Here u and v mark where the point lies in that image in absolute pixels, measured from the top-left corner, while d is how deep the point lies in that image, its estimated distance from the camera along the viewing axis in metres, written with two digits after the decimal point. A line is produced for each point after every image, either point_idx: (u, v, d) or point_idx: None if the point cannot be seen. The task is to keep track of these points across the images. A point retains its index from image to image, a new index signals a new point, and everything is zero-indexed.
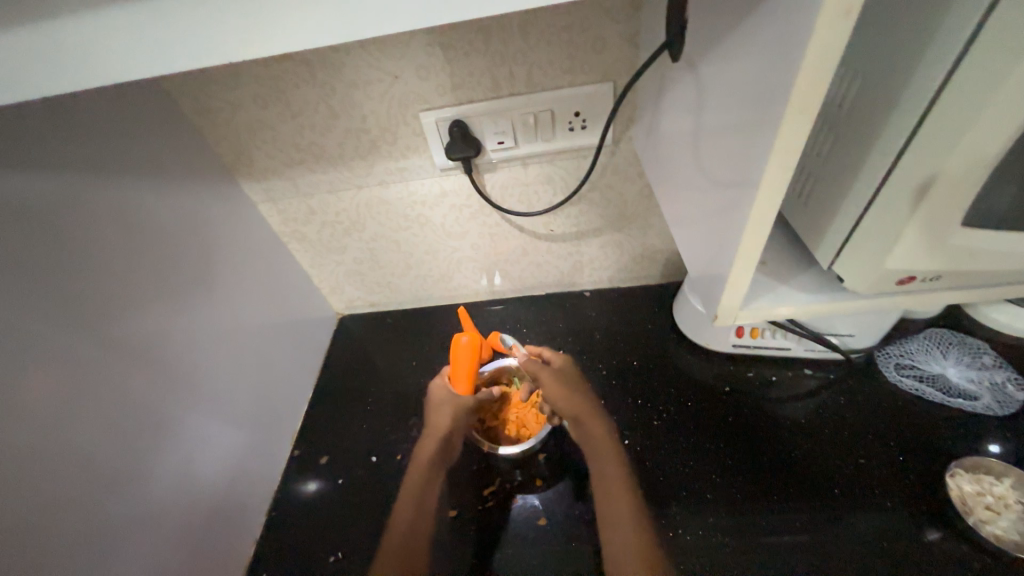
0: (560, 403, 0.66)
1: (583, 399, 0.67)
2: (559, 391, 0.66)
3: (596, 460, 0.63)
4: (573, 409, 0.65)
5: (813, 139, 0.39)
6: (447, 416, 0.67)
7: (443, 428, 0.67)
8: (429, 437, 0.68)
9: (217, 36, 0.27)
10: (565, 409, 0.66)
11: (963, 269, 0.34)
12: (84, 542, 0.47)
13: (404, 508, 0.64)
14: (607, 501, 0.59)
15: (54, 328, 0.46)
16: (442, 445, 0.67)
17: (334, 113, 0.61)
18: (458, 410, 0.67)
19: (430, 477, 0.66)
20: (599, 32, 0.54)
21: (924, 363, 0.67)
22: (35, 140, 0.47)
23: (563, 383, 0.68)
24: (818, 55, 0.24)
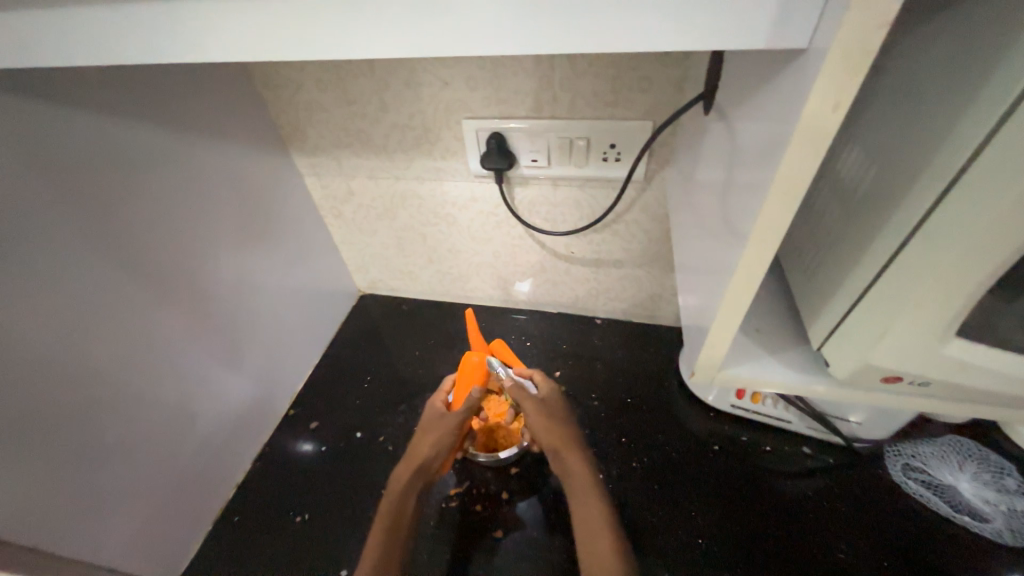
0: (540, 434, 0.62)
1: (563, 428, 0.63)
2: (540, 420, 0.63)
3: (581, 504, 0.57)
4: (551, 440, 0.62)
5: (829, 216, 0.38)
6: (431, 442, 0.63)
7: (422, 453, 0.63)
8: (405, 463, 0.64)
9: (268, 34, 0.31)
10: (543, 439, 0.62)
11: (959, 381, 0.32)
12: (89, 448, 0.52)
13: (372, 539, 0.57)
14: (591, 547, 0.53)
15: (105, 255, 0.52)
16: (417, 471, 0.62)
17: (383, 107, 0.65)
18: (444, 434, 0.64)
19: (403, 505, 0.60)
20: (646, 72, 0.55)
21: (936, 470, 0.62)
22: (123, 90, 0.53)
23: (546, 411, 0.64)
24: (807, 141, 0.24)
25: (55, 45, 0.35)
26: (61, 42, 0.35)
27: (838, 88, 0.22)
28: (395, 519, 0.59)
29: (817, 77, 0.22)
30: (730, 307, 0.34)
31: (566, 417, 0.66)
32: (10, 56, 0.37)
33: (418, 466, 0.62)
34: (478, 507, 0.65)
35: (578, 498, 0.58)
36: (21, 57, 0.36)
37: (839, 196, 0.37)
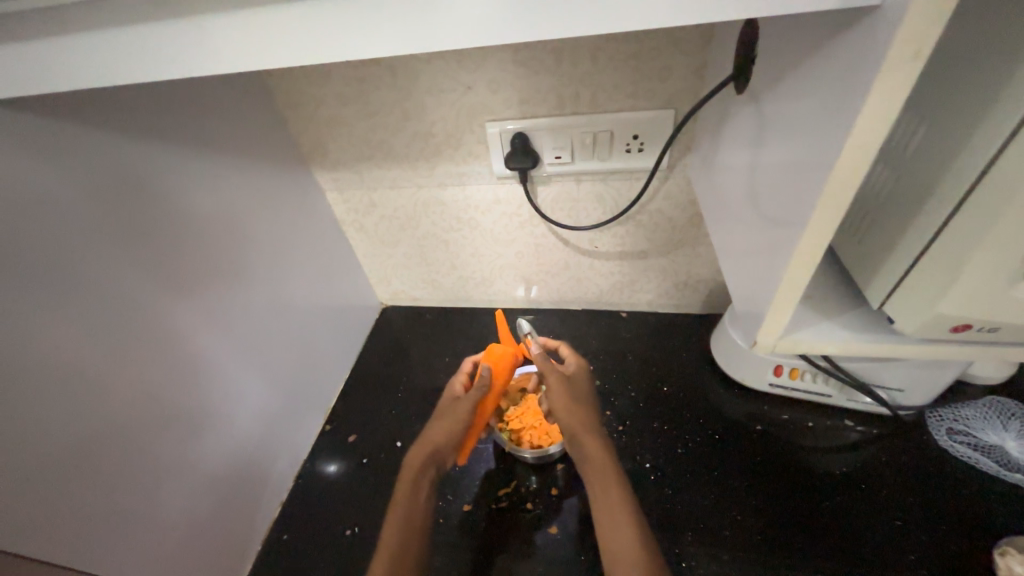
0: (559, 410, 0.60)
1: (584, 411, 0.60)
2: (561, 396, 0.61)
3: (596, 481, 0.55)
4: (571, 420, 0.59)
5: (875, 181, 0.40)
6: (442, 430, 0.61)
7: (432, 441, 0.60)
8: (415, 450, 0.61)
9: (333, 38, 0.32)
10: (563, 419, 0.60)
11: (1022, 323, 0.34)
12: (135, 470, 0.52)
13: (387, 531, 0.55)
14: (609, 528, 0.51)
15: (145, 276, 0.53)
16: (429, 459, 0.60)
17: (406, 116, 0.66)
18: (456, 420, 0.61)
19: (416, 495, 0.58)
20: (666, 61, 0.56)
21: (980, 432, 0.62)
22: (155, 115, 0.54)
23: (568, 389, 0.62)
24: (882, 90, 0.26)
25: (101, 65, 0.36)
26: (111, 64, 0.36)
27: (916, 37, 0.24)
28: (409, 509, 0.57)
29: (895, 28, 0.24)
30: (794, 269, 0.35)
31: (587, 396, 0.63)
32: (51, 81, 0.37)
33: (430, 454, 0.60)
34: (528, 505, 0.65)
35: (595, 478, 0.55)
36: (66, 80, 0.37)
37: (885, 160, 0.38)
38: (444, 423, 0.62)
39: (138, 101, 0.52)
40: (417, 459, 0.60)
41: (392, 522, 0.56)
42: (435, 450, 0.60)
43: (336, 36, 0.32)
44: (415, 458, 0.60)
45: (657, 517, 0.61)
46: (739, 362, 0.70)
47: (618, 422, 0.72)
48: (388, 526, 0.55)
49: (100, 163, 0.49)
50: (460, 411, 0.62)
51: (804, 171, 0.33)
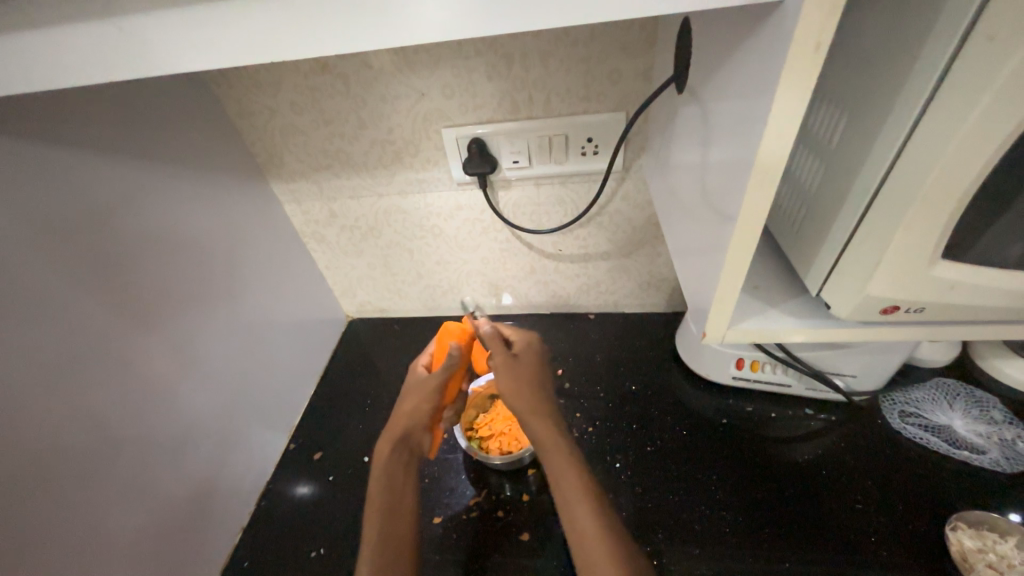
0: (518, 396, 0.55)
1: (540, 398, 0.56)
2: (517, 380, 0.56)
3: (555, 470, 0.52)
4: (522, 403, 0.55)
5: (811, 174, 0.42)
6: (410, 406, 0.60)
7: (400, 421, 0.60)
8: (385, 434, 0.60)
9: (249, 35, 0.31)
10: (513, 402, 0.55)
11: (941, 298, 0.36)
12: (79, 501, 0.48)
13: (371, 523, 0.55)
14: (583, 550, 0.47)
15: (89, 294, 0.50)
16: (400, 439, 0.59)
17: (362, 124, 0.66)
18: (423, 397, 0.60)
19: (393, 481, 0.58)
20: (615, 65, 0.58)
21: (930, 413, 0.65)
22: (93, 124, 0.52)
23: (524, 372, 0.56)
24: (793, 77, 0.27)
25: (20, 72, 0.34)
26: (33, 73, 0.34)
27: (818, 28, 0.25)
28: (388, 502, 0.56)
29: (798, 23, 0.26)
30: (734, 255, 0.36)
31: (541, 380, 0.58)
32: None
33: (399, 437, 0.59)
34: (500, 513, 0.64)
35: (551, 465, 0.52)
36: None
37: (819, 153, 0.41)
38: (411, 403, 0.60)
39: (74, 110, 0.50)
40: (387, 442, 0.59)
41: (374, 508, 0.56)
42: (404, 431, 0.59)
43: (261, 30, 0.31)
44: (386, 443, 0.59)
45: (629, 516, 0.61)
46: (702, 358, 0.71)
47: (588, 422, 0.72)
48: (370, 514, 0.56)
49: (34, 175, 0.46)
50: (426, 386, 0.60)
51: (738, 161, 0.35)
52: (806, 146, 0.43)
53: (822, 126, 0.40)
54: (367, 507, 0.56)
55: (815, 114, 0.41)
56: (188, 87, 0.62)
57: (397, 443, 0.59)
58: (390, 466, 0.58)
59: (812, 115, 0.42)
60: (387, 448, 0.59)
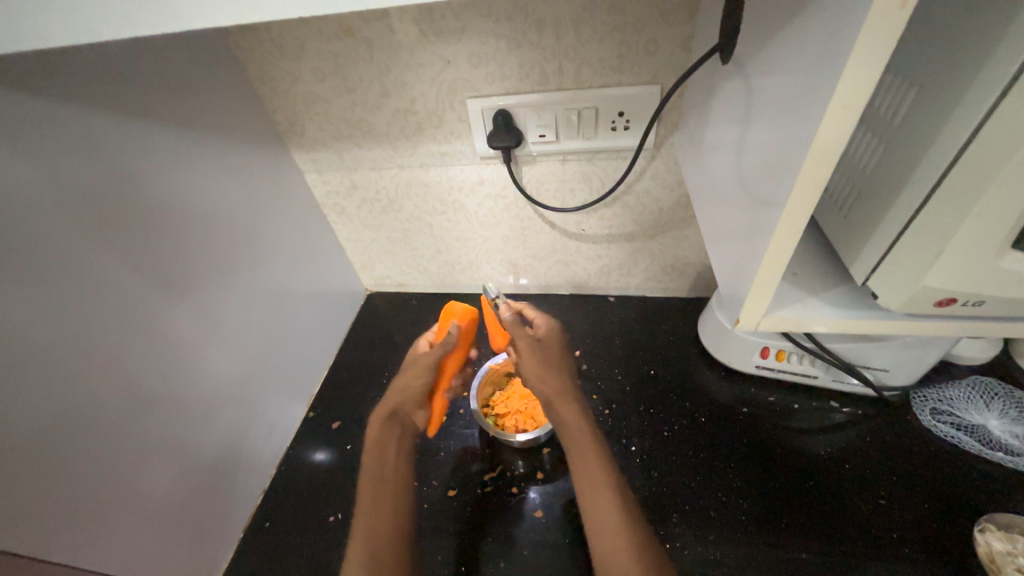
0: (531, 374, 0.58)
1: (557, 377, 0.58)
2: (531, 359, 0.58)
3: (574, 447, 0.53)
4: (547, 387, 0.57)
5: (868, 156, 0.39)
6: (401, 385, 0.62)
7: (391, 399, 0.62)
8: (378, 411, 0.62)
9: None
10: (539, 389, 0.57)
11: (999, 292, 0.34)
12: (110, 455, 0.51)
13: (360, 496, 0.56)
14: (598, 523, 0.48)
15: (116, 259, 0.51)
16: (390, 417, 0.61)
17: (385, 93, 0.64)
18: (413, 375, 0.61)
19: (382, 455, 0.59)
20: (653, 33, 0.54)
21: (964, 412, 0.63)
22: (118, 86, 0.51)
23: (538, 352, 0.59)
24: (865, 45, 0.25)
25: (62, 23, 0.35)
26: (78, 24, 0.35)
27: None
28: (376, 475, 0.58)
29: None
30: (777, 241, 0.34)
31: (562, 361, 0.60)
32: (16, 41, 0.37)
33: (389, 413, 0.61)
34: (514, 489, 0.64)
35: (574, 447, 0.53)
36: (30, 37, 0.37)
37: (881, 133, 0.37)
38: (403, 381, 0.62)
39: (98, 71, 0.49)
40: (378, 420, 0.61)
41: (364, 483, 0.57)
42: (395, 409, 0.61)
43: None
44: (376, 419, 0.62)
45: (643, 499, 0.61)
46: (726, 345, 0.69)
47: (604, 405, 0.71)
48: (363, 489, 0.57)
49: (60, 138, 0.46)
50: (417, 365, 0.62)
51: (789, 140, 0.33)
52: (866, 124, 0.40)
53: (887, 103, 0.37)
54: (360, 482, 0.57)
55: (879, 89, 0.38)
56: (211, 50, 0.61)
57: (388, 419, 0.61)
58: (382, 442, 0.60)
59: (875, 91, 0.39)
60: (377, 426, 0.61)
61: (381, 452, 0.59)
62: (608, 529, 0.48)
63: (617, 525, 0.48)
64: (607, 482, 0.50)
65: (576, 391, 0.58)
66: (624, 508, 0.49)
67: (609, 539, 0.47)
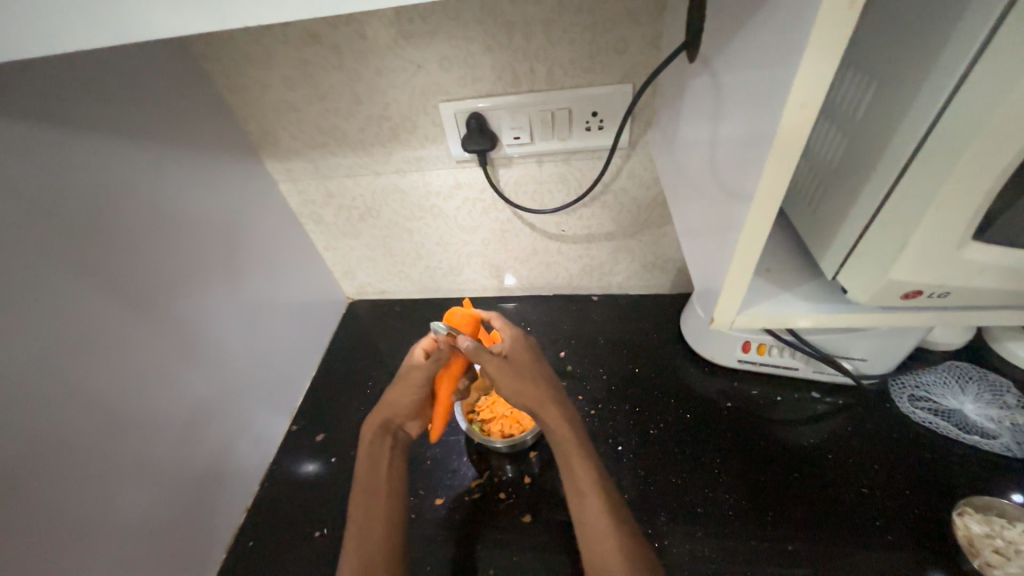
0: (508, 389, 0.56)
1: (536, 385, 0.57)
2: (506, 375, 0.56)
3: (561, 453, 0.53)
4: (527, 398, 0.56)
5: (834, 150, 0.39)
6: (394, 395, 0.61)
7: (385, 409, 0.61)
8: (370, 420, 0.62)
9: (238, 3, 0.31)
10: (519, 402, 0.56)
11: (963, 281, 0.34)
12: (86, 482, 0.49)
13: (354, 506, 0.55)
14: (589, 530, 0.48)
15: (85, 279, 0.49)
16: (383, 426, 0.60)
17: (357, 98, 0.63)
18: (405, 387, 0.60)
19: (375, 465, 0.58)
20: (622, 33, 0.54)
21: (940, 397, 0.64)
22: (78, 100, 0.49)
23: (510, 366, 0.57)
24: (822, 42, 0.25)
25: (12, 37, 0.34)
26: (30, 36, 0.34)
27: None
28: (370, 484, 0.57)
29: None
30: (748, 237, 0.34)
31: (539, 367, 0.59)
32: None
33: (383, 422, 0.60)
34: (502, 495, 0.64)
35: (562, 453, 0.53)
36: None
37: (845, 127, 0.38)
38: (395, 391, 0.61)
39: (59, 85, 0.47)
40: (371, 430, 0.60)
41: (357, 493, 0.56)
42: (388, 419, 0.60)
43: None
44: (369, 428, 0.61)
45: (631, 498, 0.61)
46: (708, 341, 0.69)
47: (590, 406, 0.71)
48: (356, 499, 0.56)
49: (22, 157, 0.44)
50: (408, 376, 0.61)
51: (755, 137, 0.33)
52: (830, 119, 0.40)
53: (849, 97, 0.38)
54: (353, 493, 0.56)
55: (843, 84, 0.39)
56: (174, 59, 0.59)
57: (381, 429, 0.60)
58: (375, 451, 0.59)
59: (838, 85, 0.39)
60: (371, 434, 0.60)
61: (374, 461, 0.58)
62: (597, 538, 0.47)
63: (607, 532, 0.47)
64: (594, 491, 0.50)
65: (560, 397, 0.58)
66: (613, 515, 0.49)
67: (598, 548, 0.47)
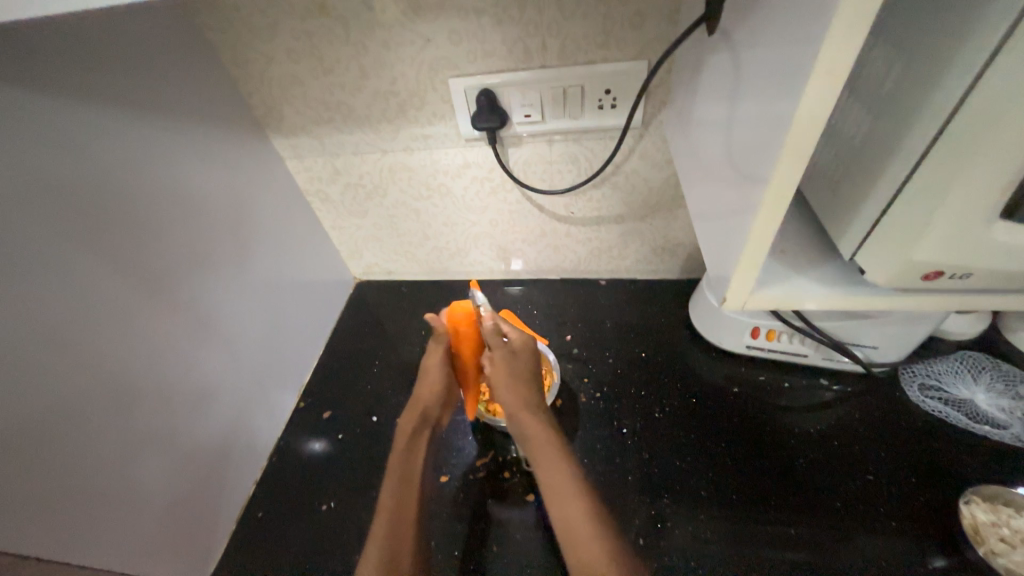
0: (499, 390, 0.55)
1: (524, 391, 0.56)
2: (500, 378, 0.56)
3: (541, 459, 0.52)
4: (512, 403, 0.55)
5: (856, 128, 0.38)
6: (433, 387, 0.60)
7: (423, 401, 0.60)
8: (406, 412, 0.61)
9: None
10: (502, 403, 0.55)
11: (980, 265, 0.34)
12: (96, 451, 0.50)
13: (387, 488, 0.54)
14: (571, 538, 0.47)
15: (89, 253, 0.49)
16: (423, 418, 0.60)
17: (365, 73, 0.62)
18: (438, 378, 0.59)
19: (413, 452, 0.58)
20: (638, 5, 0.53)
21: (951, 386, 0.63)
22: (81, 68, 0.49)
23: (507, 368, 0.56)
24: (851, 9, 0.24)
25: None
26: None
27: None
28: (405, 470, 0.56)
29: None
30: (764, 215, 0.33)
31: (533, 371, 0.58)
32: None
33: (423, 413, 0.60)
34: (506, 474, 0.64)
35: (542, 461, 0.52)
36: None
37: (869, 102, 0.37)
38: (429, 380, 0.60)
39: (58, 55, 0.47)
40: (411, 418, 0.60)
41: (391, 479, 0.55)
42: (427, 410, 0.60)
43: None
44: (407, 418, 0.60)
45: (635, 480, 0.61)
46: (717, 326, 0.69)
47: (596, 389, 0.71)
48: (391, 483, 0.55)
49: (24, 127, 0.44)
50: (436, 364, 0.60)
51: (774, 113, 0.31)
52: (854, 94, 0.39)
53: (876, 71, 0.36)
54: (388, 477, 0.55)
55: (869, 57, 0.37)
56: (180, 31, 0.59)
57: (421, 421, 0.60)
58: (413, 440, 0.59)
59: (864, 59, 0.37)
60: (412, 424, 0.59)
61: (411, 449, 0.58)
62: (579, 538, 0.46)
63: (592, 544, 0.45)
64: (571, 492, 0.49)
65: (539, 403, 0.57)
66: (593, 514, 0.47)
67: (578, 550, 0.46)
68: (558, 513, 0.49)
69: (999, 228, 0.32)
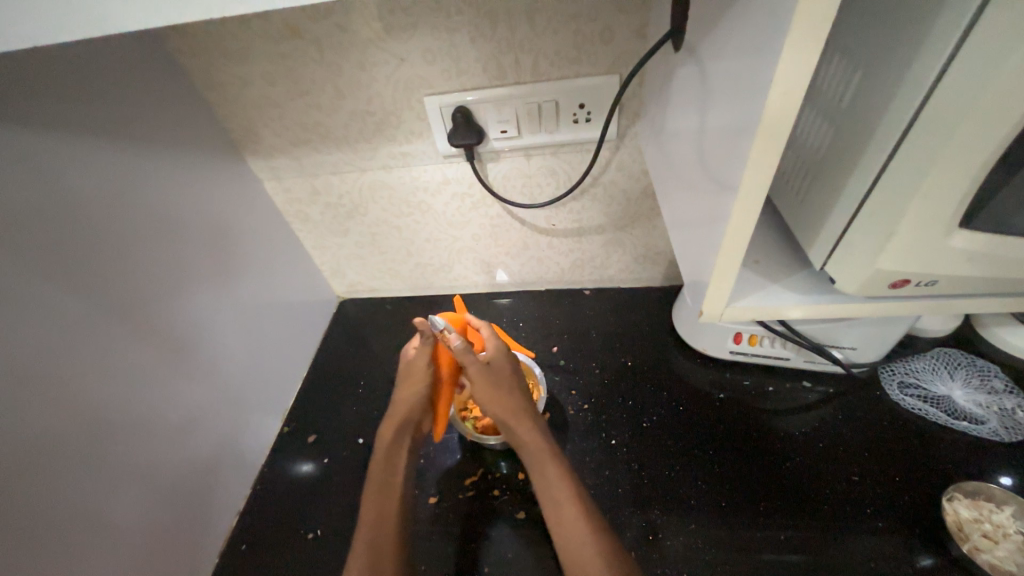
0: (487, 400, 0.55)
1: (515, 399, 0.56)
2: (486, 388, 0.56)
3: (534, 463, 0.52)
4: (503, 410, 0.55)
5: (820, 140, 0.39)
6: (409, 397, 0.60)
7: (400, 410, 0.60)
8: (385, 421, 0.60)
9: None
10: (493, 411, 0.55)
11: (944, 270, 0.35)
12: (74, 489, 0.48)
13: (367, 502, 0.54)
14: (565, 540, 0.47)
15: (63, 284, 0.47)
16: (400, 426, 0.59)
17: (340, 94, 0.62)
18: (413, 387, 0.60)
19: (393, 462, 0.57)
20: (607, 22, 0.54)
21: (929, 383, 0.64)
22: (50, 96, 0.47)
23: (493, 379, 0.57)
24: (803, 28, 0.24)
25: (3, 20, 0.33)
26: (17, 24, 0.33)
27: None
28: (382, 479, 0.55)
29: None
30: (735, 227, 0.34)
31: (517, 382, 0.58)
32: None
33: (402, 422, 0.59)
34: (496, 492, 0.63)
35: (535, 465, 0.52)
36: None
37: (830, 115, 0.38)
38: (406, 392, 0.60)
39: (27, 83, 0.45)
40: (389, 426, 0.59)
41: (368, 491, 0.55)
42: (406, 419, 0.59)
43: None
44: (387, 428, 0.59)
45: (626, 491, 0.61)
46: (700, 333, 0.69)
47: (583, 401, 0.71)
48: (370, 495, 0.54)
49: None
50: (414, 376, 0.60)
51: (739, 127, 0.32)
52: (817, 106, 0.40)
53: (835, 84, 0.37)
54: (368, 488, 0.55)
55: (829, 70, 0.38)
56: (151, 55, 0.58)
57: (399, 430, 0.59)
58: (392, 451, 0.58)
59: (825, 73, 0.38)
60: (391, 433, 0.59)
61: (390, 460, 0.57)
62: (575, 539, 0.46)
63: (585, 536, 0.46)
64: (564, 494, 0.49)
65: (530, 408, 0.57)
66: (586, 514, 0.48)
67: (574, 552, 0.46)
68: (551, 515, 0.49)
69: (960, 235, 0.32)
